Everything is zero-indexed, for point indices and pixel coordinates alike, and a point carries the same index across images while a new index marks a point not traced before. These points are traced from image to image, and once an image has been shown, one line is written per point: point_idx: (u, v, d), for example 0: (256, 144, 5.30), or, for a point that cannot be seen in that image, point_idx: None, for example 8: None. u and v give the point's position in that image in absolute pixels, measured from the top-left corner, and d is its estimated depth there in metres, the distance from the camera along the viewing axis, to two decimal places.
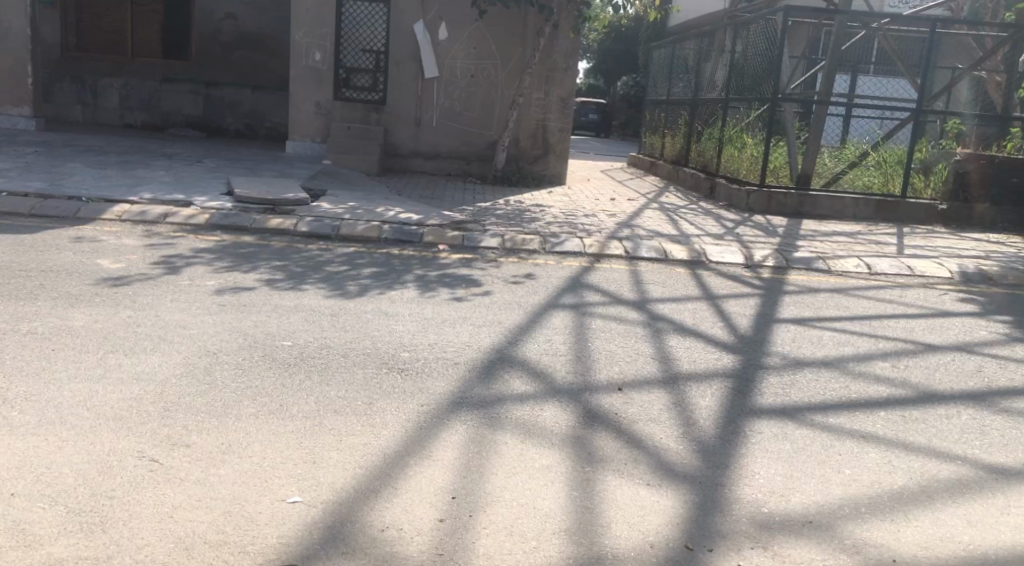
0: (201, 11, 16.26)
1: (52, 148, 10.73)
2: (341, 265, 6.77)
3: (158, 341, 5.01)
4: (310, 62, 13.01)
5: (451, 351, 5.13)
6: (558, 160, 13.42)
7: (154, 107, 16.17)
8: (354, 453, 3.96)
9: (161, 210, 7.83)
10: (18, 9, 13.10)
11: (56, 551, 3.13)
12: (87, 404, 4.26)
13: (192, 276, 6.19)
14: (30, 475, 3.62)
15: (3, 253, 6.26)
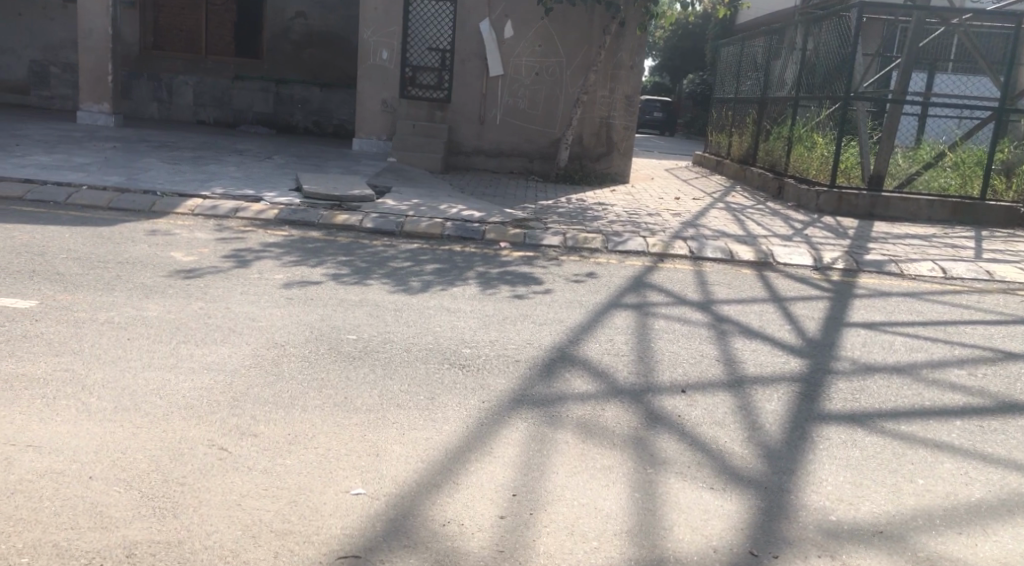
0: (272, 9, 16.56)
1: (129, 143, 11.10)
2: (405, 261, 6.85)
3: (228, 332, 5.14)
4: (377, 61, 13.19)
5: (512, 349, 5.14)
6: (621, 158, 13.35)
7: (226, 104, 16.67)
8: (416, 447, 4.01)
9: (232, 204, 8.03)
10: (98, 9, 13.56)
11: (131, 534, 3.24)
12: (160, 392, 4.40)
13: (261, 269, 6.33)
14: (107, 459, 3.77)
15: (83, 244, 6.50)
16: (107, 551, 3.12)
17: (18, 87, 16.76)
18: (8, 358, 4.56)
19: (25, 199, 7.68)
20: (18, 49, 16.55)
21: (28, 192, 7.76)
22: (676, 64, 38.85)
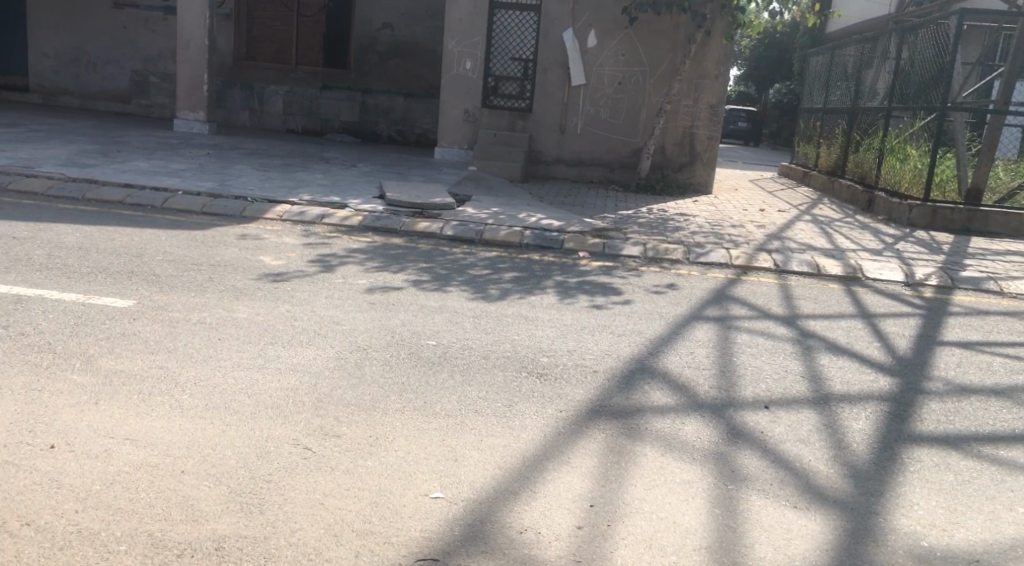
0: (361, 21, 16.99)
1: (222, 150, 11.51)
2: (484, 268, 6.91)
3: (313, 335, 5.27)
4: (461, 71, 13.39)
5: (590, 359, 5.14)
6: (704, 169, 13.16)
7: (314, 113, 17.02)
8: (494, 454, 4.04)
9: (318, 211, 8.24)
10: (196, 22, 14.14)
11: (221, 528, 3.36)
12: (248, 391, 4.55)
13: (345, 274, 6.48)
14: (197, 455, 3.91)
15: (178, 247, 6.77)
16: (197, 544, 3.24)
17: (120, 96, 17.60)
18: (108, 355, 4.79)
19: (125, 203, 8.05)
20: (121, 60, 17.37)
21: (128, 197, 8.12)
22: (763, 74, 37.97)
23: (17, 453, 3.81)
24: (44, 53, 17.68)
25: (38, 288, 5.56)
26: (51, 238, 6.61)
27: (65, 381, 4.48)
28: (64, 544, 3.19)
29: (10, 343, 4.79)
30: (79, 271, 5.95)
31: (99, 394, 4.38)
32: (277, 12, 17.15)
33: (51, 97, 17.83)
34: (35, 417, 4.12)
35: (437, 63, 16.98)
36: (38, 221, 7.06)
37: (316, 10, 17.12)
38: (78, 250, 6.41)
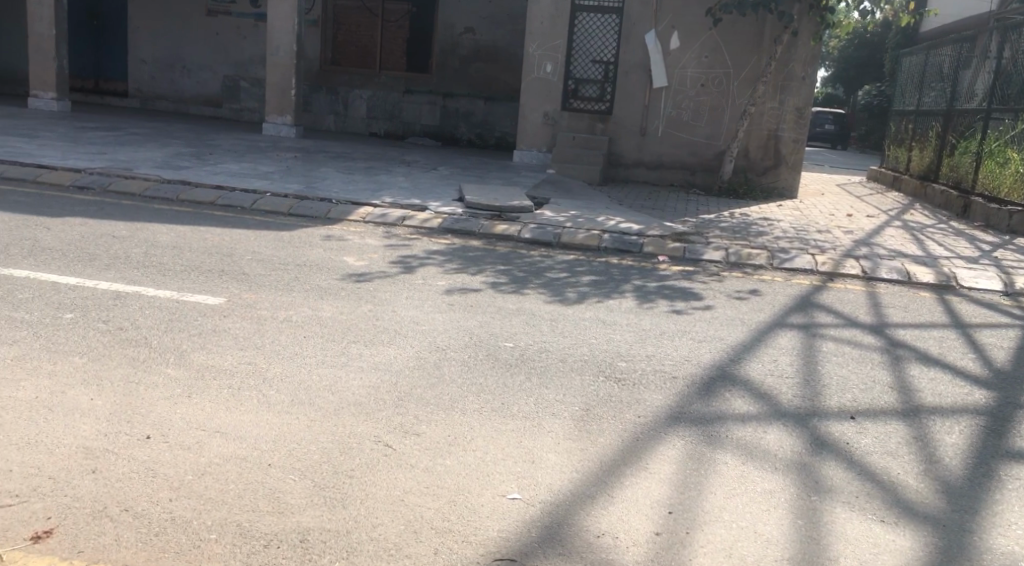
0: (443, 25, 17.12)
1: (308, 153, 11.84)
2: (562, 272, 6.93)
3: (393, 334, 5.39)
4: (541, 74, 13.43)
5: (669, 365, 5.09)
6: (790, 172, 12.84)
7: (396, 117, 17.44)
8: (571, 457, 4.05)
9: (400, 213, 8.40)
10: (285, 29, 14.58)
11: (305, 521, 3.46)
12: (332, 387, 4.67)
13: (425, 275, 6.59)
14: (283, 449, 4.04)
15: (266, 247, 7.00)
16: (283, 535, 3.35)
17: (212, 100, 18.28)
18: (201, 350, 4.99)
19: (216, 204, 8.35)
20: (213, 66, 18.06)
21: (218, 198, 8.42)
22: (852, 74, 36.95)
23: (116, 442, 4.00)
24: (142, 60, 18.49)
25: (136, 285, 5.82)
26: (148, 237, 6.92)
27: (159, 375, 4.68)
28: (160, 530, 3.35)
29: (109, 337, 5.04)
30: (174, 269, 6.21)
31: (191, 388, 4.57)
32: (361, 18, 17.53)
33: (147, 101, 18.64)
34: (132, 409, 4.32)
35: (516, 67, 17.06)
36: (136, 220, 7.40)
37: (400, 16, 17.41)
38: (172, 249, 6.68)
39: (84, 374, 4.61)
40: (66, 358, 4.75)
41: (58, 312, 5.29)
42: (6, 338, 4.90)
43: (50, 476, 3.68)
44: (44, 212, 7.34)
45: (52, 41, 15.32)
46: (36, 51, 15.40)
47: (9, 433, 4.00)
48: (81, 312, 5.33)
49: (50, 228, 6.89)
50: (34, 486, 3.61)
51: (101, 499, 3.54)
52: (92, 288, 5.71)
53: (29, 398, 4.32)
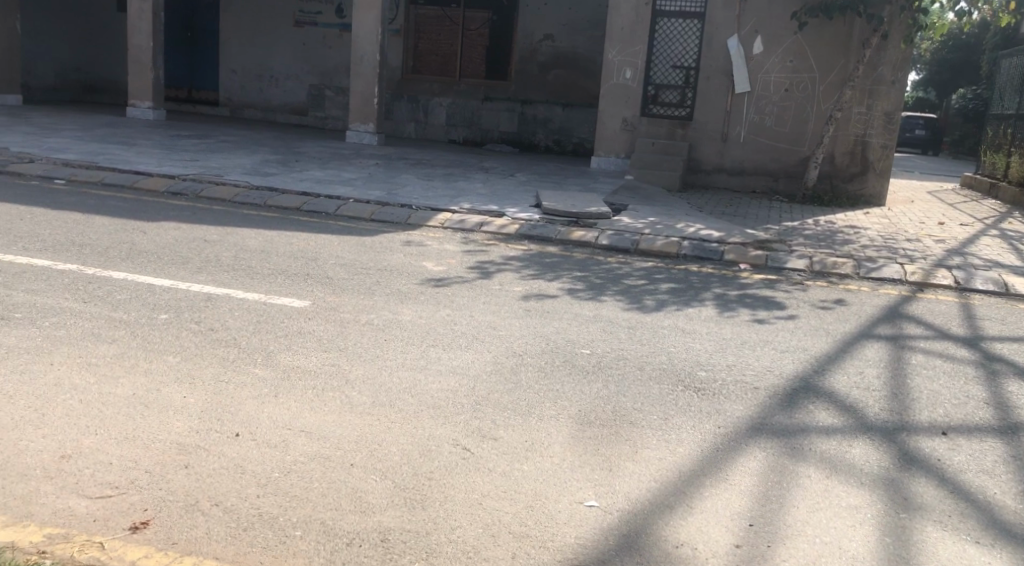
0: (522, 33, 17.21)
1: (389, 160, 12.07)
2: (640, 279, 6.89)
3: (471, 339, 5.45)
4: (621, 80, 13.37)
5: (750, 375, 5.01)
6: (878, 179, 12.42)
7: (475, 124, 17.62)
8: (650, 466, 4.03)
9: (477, 219, 8.49)
10: (369, 38, 14.92)
11: (386, 520, 3.54)
12: (412, 390, 4.77)
13: (502, 281, 6.64)
14: (365, 449, 4.14)
15: (348, 252, 7.17)
16: (364, 534, 3.44)
17: (299, 109, 18.81)
18: (286, 351, 5.15)
19: (301, 209, 8.59)
20: (300, 75, 18.61)
21: (303, 204, 8.66)
22: (945, 77, 35.78)
23: (207, 439, 4.17)
24: (232, 70, 19.16)
25: (226, 288, 6.05)
26: (237, 242, 7.17)
27: (247, 374, 4.86)
28: (248, 526, 3.47)
29: (200, 337, 5.25)
30: (261, 272, 6.43)
31: (277, 388, 4.72)
32: (441, 26, 17.79)
33: (236, 110, 19.30)
34: (222, 407, 4.50)
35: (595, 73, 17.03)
36: (226, 225, 7.68)
37: (479, 24, 17.60)
38: (260, 253, 6.92)
39: (177, 372, 4.82)
40: (160, 357, 4.97)
41: (154, 313, 5.54)
42: (106, 337, 5.16)
43: (145, 470, 3.86)
44: (141, 217, 7.69)
45: (149, 53, 16.05)
46: (135, 63, 16.14)
47: (109, 427, 4.21)
48: (175, 312, 5.57)
49: (146, 232, 7.22)
50: (131, 478, 3.79)
51: (194, 494, 3.70)
52: (185, 290, 5.96)
53: (127, 395, 4.54)
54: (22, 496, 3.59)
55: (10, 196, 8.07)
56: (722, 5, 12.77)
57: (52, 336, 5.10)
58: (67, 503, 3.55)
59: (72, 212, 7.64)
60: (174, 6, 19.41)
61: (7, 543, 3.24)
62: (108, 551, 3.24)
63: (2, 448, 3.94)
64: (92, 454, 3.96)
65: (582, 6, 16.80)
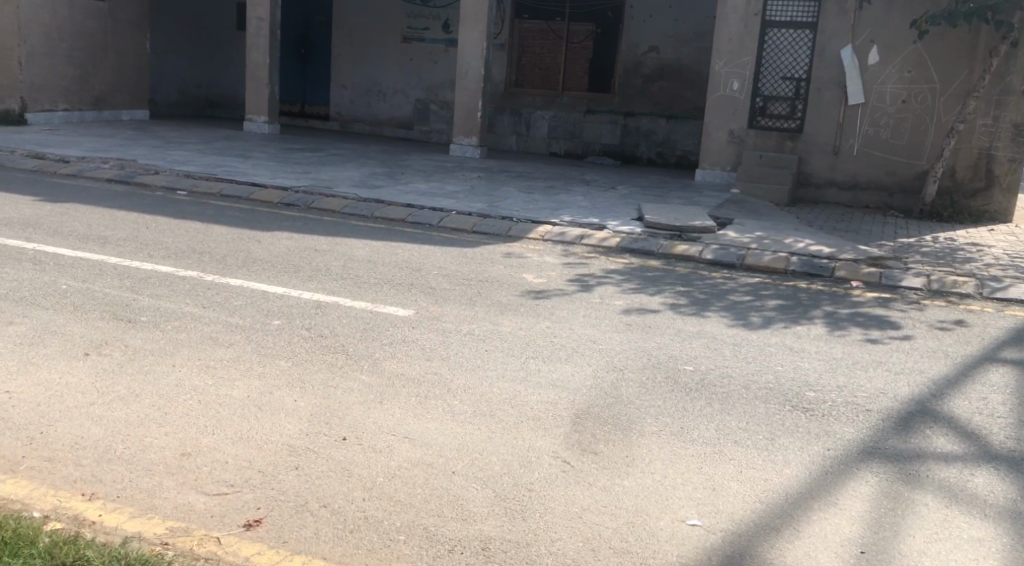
0: (627, 45, 17.17)
1: (491, 173, 12.22)
2: (746, 295, 6.75)
3: (571, 352, 5.46)
4: (728, 92, 13.26)
5: (862, 396, 4.84)
6: (1004, 195, 11.78)
7: (576, 136, 17.63)
8: (754, 487, 3.94)
9: (578, 231, 8.51)
10: (475, 53, 15.20)
11: (487, 529, 3.59)
12: (512, 401, 4.81)
13: (603, 295, 6.63)
14: (466, 458, 4.20)
15: (451, 263, 7.31)
16: (466, 542, 3.49)
17: (405, 123, 19.30)
18: (391, 358, 5.30)
19: (406, 220, 8.81)
20: (407, 90, 19.13)
21: (408, 216, 8.87)
22: None
23: (316, 442, 4.32)
24: (342, 85, 19.81)
25: (335, 296, 6.27)
26: (345, 252, 7.42)
27: (354, 380, 5.01)
28: (355, 528, 3.58)
29: (311, 344, 5.45)
30: (368, 282, 6.63)
31: (383, 394, 4.86)
32: (544, 39, 17.89)
33: (346, 124, 19.90)
34: (331, 410, 4.66)
35: (700, 84, 16.83)
36: (335, 236, 7.96)
37: (583, 37, 17.63)
38: (367, 263, 7.13)
39: (288, 377, 5.02)
40: (273, 361, 5.19)
41: (268, 319, 5.79)
42: (223, 340, 5.43)
43: (258, 470, 4.03)
44: (255, 226, 8.06)
45: (266, 70, 16.79)
46: (253, 79, 16.92)
47: (225, 427, 4.42)
48: (287, 318, 5.81)
49: (261, 241, 7.56)
50: (246, 477, 3.97)
51: (303, 495, 3.84)
52: (296, 297, 6.21)
53: (242, 396, 4.76)
54: (148, 489, 3.82)
55: (138, 206, 8.59)
56: (835, 14, 12.46)
57: (175, 339, 5.40)
58: (187, 499, 3.75)
59: (194, 222, 8.08)
60: (289, 23, 20.23)
61: (133, 533, 3.44)
62: (224, 546, 3.40)
63: (129, 444, 4.19)
64: (210, 453, 4.17)
65: (689, 18, 16.66)
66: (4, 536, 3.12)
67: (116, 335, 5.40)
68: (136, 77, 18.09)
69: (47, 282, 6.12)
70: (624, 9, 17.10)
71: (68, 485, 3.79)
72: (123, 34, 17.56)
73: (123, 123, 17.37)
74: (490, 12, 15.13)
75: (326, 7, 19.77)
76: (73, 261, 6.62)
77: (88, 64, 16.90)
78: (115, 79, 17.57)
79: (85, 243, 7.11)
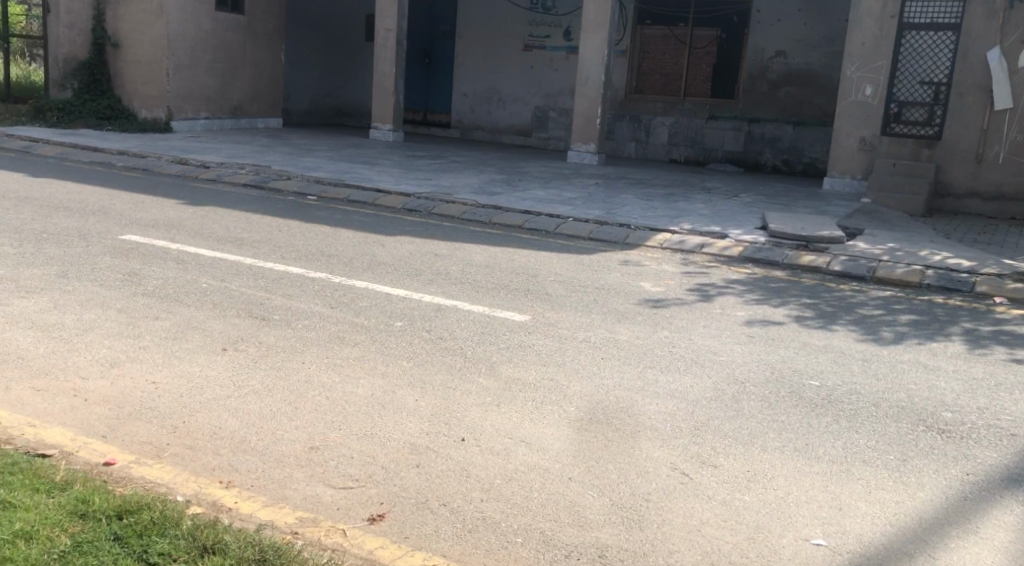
0: (753, 50, 16.82)
1: (609, 180, 12.20)
2: (876, 308, 6.49)
3: (690, 363, 5.40)
4: (860, 97, 12.80)
5: (1006, 420, 4.58)
6: None
7: (698, 143, 17.36)
8: (885, 509, 3.79)
9: (698, 240, 8.40)
10: (596, 60, 15.21)
11: (604, 537, 3.60)
12: (630, 410, 4.79)
13: (723, 305, 6.52)
14: (583, 465, 4.22)
15: (569, 269, 7.36)
16: (583, 548, 3.51)
17: (523, 130, 19.51)
18: (507, 362, 5.39)
19: (523, 226, 8.93)
20: (527, 97, 19.33)
21: (525, 222, 8.99)
22: None
23: (436, 442, 4.45)
24: (465, 93, 20.24)
25: (454, 300, 6.42)
26: (464, 257, 7.58)
27: (472, 383, 5.13)
28: (473, 528, 3.66)
29: (430, 345, 5.61)
30: (486, 286, 6.76)
31: (500, 397, 4.95)
32: (666, 45, 17.74)
33: (466, 131, 20.30)
34: (449, 412, 4.78)
35: (829, 90, 16.28)
36: (455, 241, 8.14)
37: (707, 42, 17.37)
38: (485, 268, 7.27)
39: (410, 377, 5.18)
40: (396, 362, 5.37)
41: (391, 320, 6.01)
42: (348, 340, 5.66)
43: (382, 466, 4.19)
44: (378, 230, 8.36)
45: (391, 80, 17.33)
46: (379, 89, 17.52)
47: (350, 424, 4.60)
48: (409, 320, 6.00)
49: (385, 245, 7.83)
50: (370, 473, 4.13)
51: (424, 492, 3.96)
52: (417, 299, 6.40)
53: (367, 395, 4.95)
54: (279, 479, 4.03)
55: (272, 209, 9.07)
56: (982, 15, 11.84)
57: (305, 337, 5.68)
58: (315, 491, 3.94)
59: (323, 225, 8.46)
60: (412, 33, 20.83)
61: (266, 520, 3.63)
62: (350, 538, 3.54)
63: (263, 436, 4.43)
64: (336, 447, 4.36)
65: (820, 21, 16.18)
66: (153, 517, 3.35)
67: (250, 331, 5.72)
68: (270, 86, 19.07)
69: (189, 280, 6.55)
70: (751, 14, 16.79)
71: (207, 473, 4.04)
72: (260, 46, 18.55)
73: (258, 130, 18.33)
74: (613, 19, 15.12)
75: (449, 17, 20.25)
76: (213, 261, 7.05)
77: (228, 74, 17.92)
78: (252, 89, 18.58)
79: (223, 244, 7.56)
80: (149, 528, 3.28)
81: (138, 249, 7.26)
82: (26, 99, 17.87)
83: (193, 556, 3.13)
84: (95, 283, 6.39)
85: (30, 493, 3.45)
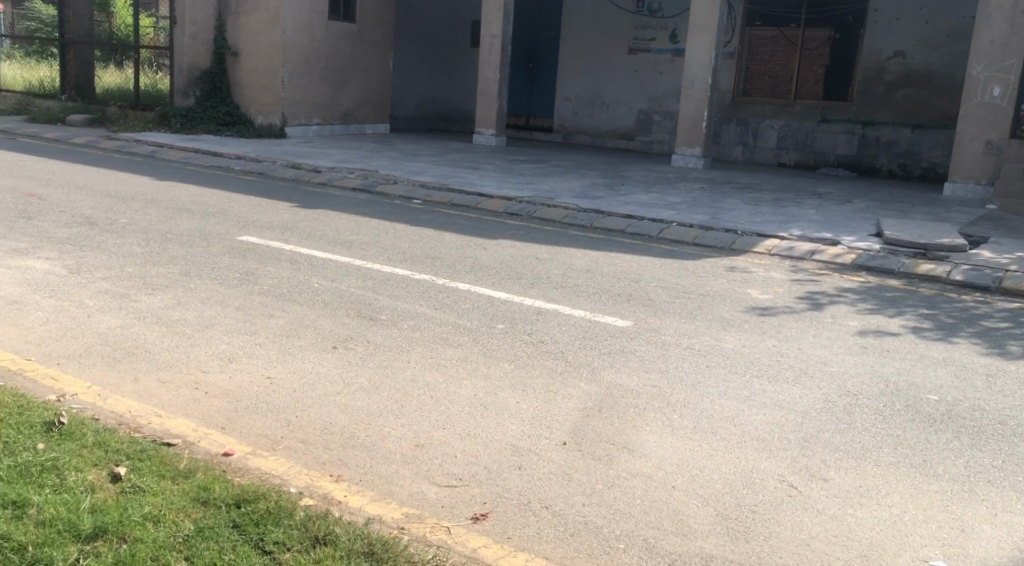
0: (869, 50, 16.20)
1: (714, 184, 11.98)
2: (1002, 321, 6.16)
3: (800, 373, 5.27)
4: (986, 98, 12.30)
5: None
6: None
7: (809, 146, 16.93)
8: (1013, 534, 3.59)
9: (809, 247, 8.16)
10: (702, 62, 14.97)
11: (708, 547, 3.56)
12: (736, 421, 4.71)
13: (835, 314, 6.32)
14: (687, 473, 4.19)
15: (673, 275, 7.28)
16: (687, 557, 3.48)
17: (625, 133, 19.41)
18: (608, 367, 5.39)
19: (625, 230, 8.89)
20: (631, 101, 19.22)
21: (627, 227, 8.95)
22: None
23: (538, 444, 4.50)
24: (567, 98, 20.25)
25: (555, 304, 6.46)
26: (565, 261, 7.61)
27: (573, 387, 5.15)
28: (576, 532, 3.68)
29: (532, 348, 5.67)
30: (587, 291, 6.78)
31: (601, 402, 4.95)
32: (775, 46, 17.25)
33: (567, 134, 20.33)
34: (550, 415, 4.82)
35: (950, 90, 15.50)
36: (557, 245, 8.18)
37: (820, 43, 16.78)
38: (586, 272, 7.28)
39: (511, 379, 5.25)
40: (498, 363, 5.45)
41: (492, 322, 6.10)
42: (451, 341, 5.78)
43: (485, 466, 4.26)
44: (482, 234, 8.49)
45: (495, 87, 17.55)
46: (482, 94, 17.76)
47: (454, 423, 4.71)
48: (510, 323, 6.08)
49: (487, 248, 7.96)
50: (473, 472, 4.21)
51: (527, 494, 4.01)
52: (519, 302, 6.48)
53: (470, 395, 5.04)
54: (386, 476, 4.15)
55: (380, 212, 9.33)
56: None
57: (410, 337, 5.83)
58: (421, 488, 4.04)
59: (428, 229, 8.64)
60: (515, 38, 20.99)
61: (374, 514, 3.75)
62: (454, 535, 3.62)
63: (371, 433, 4.58)
64: (440, 446, 4.47)
65: (943, 19, 15.42)
66: (268, 507, 3.50)
67: (358, 330, 5.91)
68: (377, 92, 19.66)
69: (302, 281, 6.81)
70: (867, 12, 16.13)
71: (318, 466, 4.21)
72: (369, 54, 19.12)
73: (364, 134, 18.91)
74: (720, 20, 14.86)
75: (552, 22, 20.30)
76: (324, 262, 7.33)
77: (337, 81, 18.55)
78: (360, 95, 19.20)
79: (334, 246, 7.83)
80: (265, 517, 3.43)
81: (254, 249, 7.61)
82: (152, 107, 18.72)
83: (305, 546, 3.25)
84: (215, 282, 6.73)
85: (157, 480, 3.69)
